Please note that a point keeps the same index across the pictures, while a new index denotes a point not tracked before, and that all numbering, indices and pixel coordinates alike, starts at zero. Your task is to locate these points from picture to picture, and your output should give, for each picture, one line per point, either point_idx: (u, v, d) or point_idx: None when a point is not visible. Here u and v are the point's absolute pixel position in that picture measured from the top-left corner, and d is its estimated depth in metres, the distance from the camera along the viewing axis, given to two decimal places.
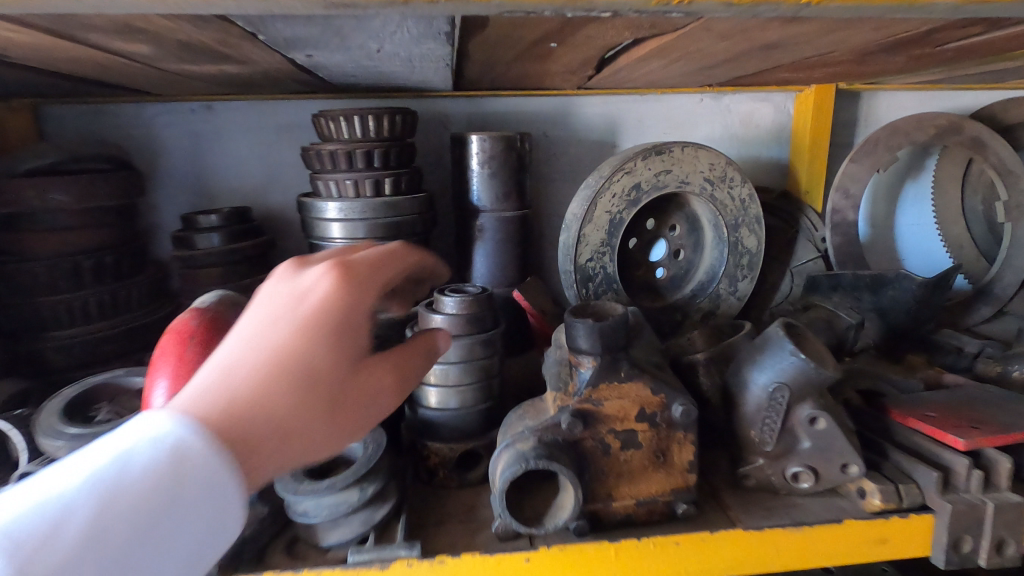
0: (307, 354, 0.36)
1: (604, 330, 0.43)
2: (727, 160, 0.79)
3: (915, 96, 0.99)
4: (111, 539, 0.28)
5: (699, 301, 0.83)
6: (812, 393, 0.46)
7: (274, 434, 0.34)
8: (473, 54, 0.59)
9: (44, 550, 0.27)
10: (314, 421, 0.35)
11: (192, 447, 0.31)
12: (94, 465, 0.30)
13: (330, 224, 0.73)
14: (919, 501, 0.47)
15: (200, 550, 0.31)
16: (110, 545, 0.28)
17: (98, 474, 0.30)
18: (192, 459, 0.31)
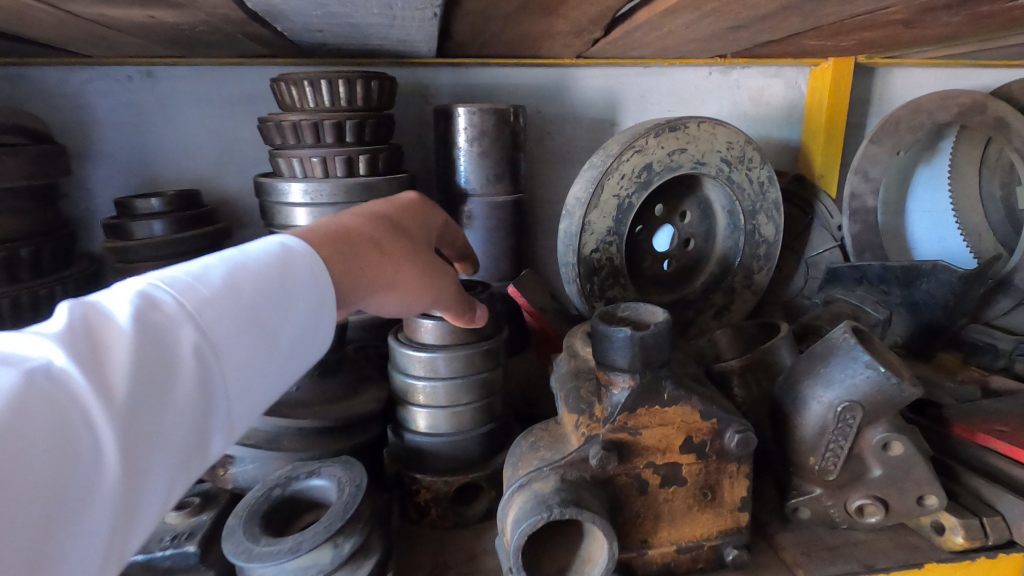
0: (336, 219, 0.37)
1: (647, 342, 0.34)
2: (746, 137, 0.71)
3: (932, 74, 0.93)
4: (240, 301, 0.29)
5: (712, 295, 0.75)
6: (888, 411, 0.38)
7: (370, 259, 0.36)
8: (468, 2, 0.49)
9: (185, 297, 0.28)
10: (400, 262, 0.38)
11: (304, 252, 0.33)
12: (208, 259, 0.31)
13: (295, 209, 0.62)
14: (1007, 536, 0.40)
15: (301, 349, 0.32)
16: (241, 303, 0.29)
17: (221, 262, 0.31)
18: (308, 261, 0.33)
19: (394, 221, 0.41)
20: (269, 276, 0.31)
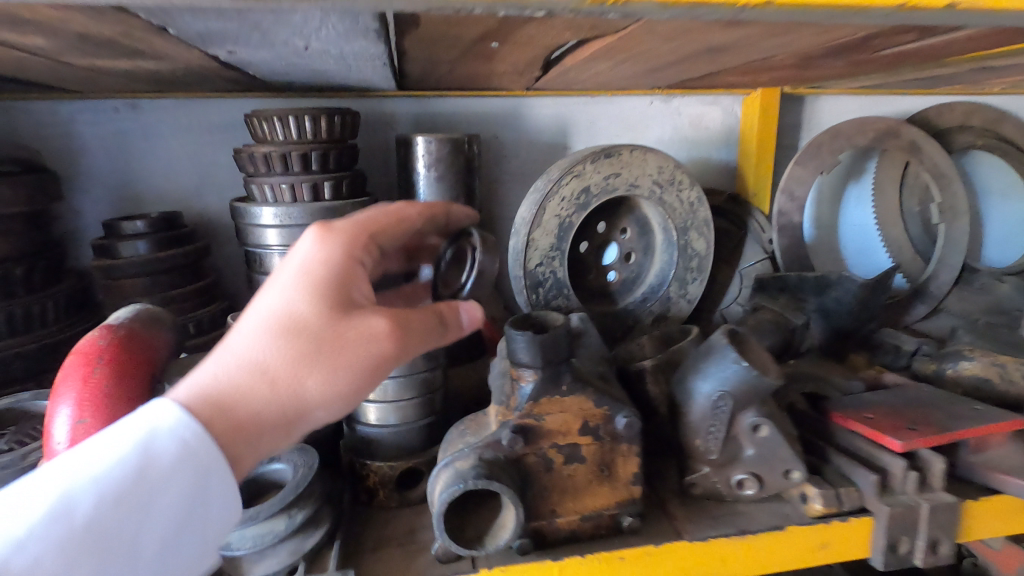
0: (243, 350, 0.39)
1: (543, 341, 0.41)
2: (676, 162, 0.79)
3: (856, 100, 1.02)
4: (114, 522, 0.36)
5: (650, 305, 0.82)
6: (755, 401, 0.46)
7: (262, 393, 0.38)
8: (411, 53, 0.56)
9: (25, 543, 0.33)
10: (303, 372, 0.39)
11: (162, 450, 0.37)
12: (77, 478, 0.36)
13: (267, 230, 0.69)
14: (859, 503, 0.47)
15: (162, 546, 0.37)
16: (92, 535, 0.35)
17: (82, 489, 0.36)
18: (196, 442, 0.38)
19: (293, 322, 0.40)
20: (157, 475, 0.37)
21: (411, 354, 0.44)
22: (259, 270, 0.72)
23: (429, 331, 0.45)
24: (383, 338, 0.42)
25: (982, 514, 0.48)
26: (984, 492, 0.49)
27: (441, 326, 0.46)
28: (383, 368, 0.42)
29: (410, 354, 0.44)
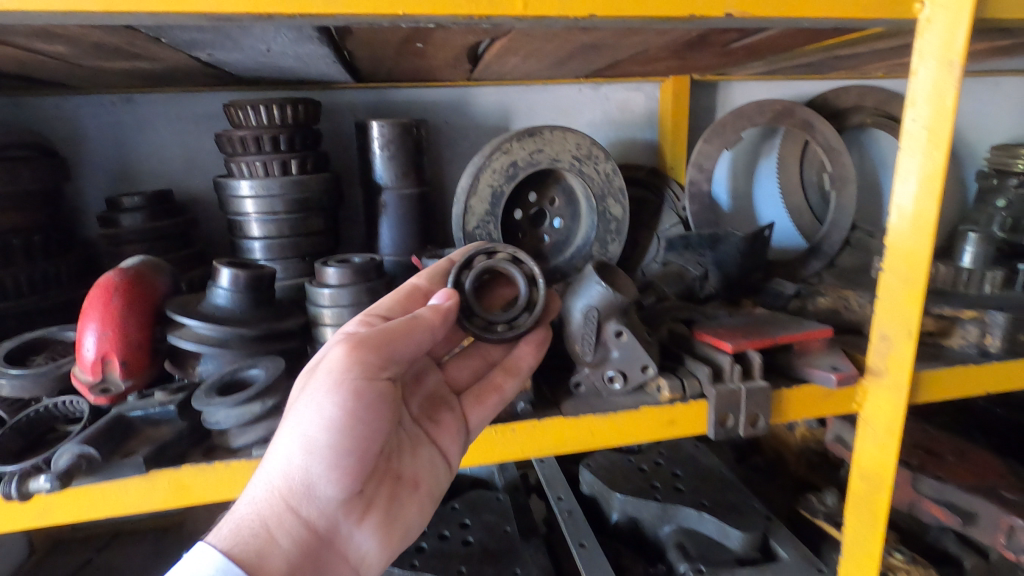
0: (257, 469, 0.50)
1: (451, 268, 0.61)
2: (592, 140, 0.93)
3: (763, 85, 1.16)
4: None
5: (575, 261, 0.97)
6: (616, 313, 0.61)
7: (269, 483, 0.49)
8: (357, 53, 0.70)
9: None
10: (284, 451, 0.49)
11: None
12: None
13: (246, 201, 0.83)
14: (699, 390, 0.63)
15: None
16: None
17: None
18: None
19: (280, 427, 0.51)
20: None
21: (393, 358, 0.52)
22: (240, 235, 0.86)
23: (396, 331, 0.52)
24: (334, 389, 0.49)
25: (794, 398, 0.64)
26: (798, 383, 0.65)
27: (406, 319, 0.53)
28: (355, 422, 0.50)
29: (393, 357, 0.52)
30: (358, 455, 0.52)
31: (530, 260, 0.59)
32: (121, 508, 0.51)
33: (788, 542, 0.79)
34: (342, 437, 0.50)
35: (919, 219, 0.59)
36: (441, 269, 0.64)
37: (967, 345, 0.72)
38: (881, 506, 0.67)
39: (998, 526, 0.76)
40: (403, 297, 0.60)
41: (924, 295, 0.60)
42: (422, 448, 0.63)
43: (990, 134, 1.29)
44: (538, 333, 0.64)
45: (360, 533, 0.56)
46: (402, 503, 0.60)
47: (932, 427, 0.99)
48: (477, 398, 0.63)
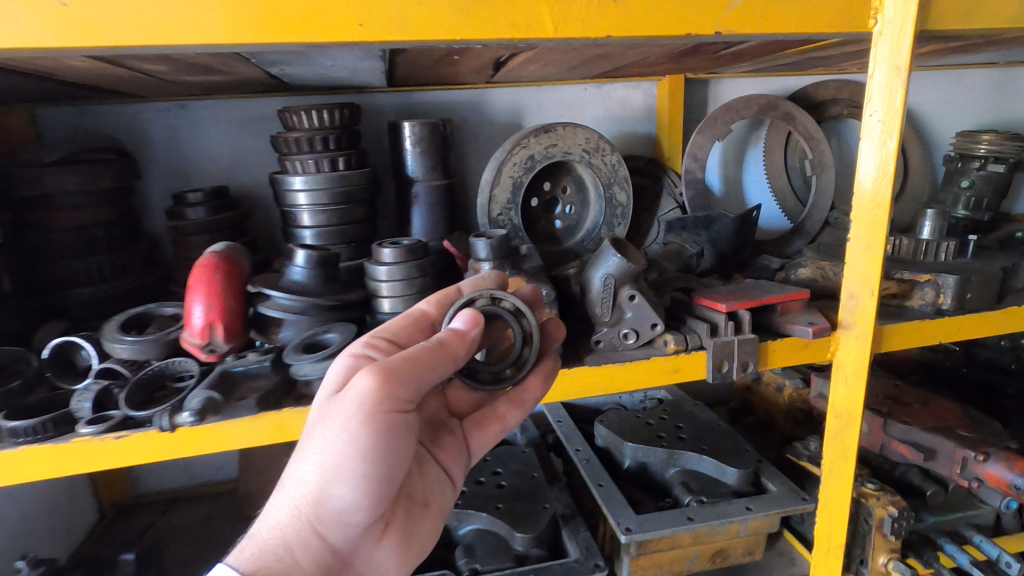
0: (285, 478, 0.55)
1: (494, 245, 0.74)
2: (599, 135, 1.05)
3: (749, 81, 1.29)
4: None
5: (586, 243, 1.10)
6: (628, 280, 0.73)
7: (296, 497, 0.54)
8: (400, 64, 0.81)
9: None
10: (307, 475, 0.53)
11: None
12: None
13: (299, 194, 0.95)
14: (698, 343, 0.75)
15: None
16: None
17: None
18: None
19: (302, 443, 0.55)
20: None
21: (416, 390, 0.54)
22: (292, 224, 0.98)
23: (423, 358, 0.54)
24: (361, 419, 0.51)
25: (778, 348, 0.77)
26: (780, 337, 0.77)
27: (432, 345, 0.55)
28: (374, 451, 0.53)
29: (415, 387, 0.54)
30: (376, 481, 0.55)
31: (511, 296, 0.64)
32: (233, 445, 0.62)
33: (776, 479, 0.93)
34: (368, 462, 0.53)
35: (876, 198, 0.72)
36: (448, 297, 0.69)
37: (925, 304, 0.85)
38: (853, 439, 0.81)
39: (953, 458, 0.89)
40: (410, 321, 0.65)
41: (882, 259, 0.73)
42: (428, 470, 0.70)
43: (954, 120, 1.42)
44: (545, 364, 0.68)
45: (373, 546, 0.62)
46: (414, 519, 0.68)
47: (901, 382, 1.12)
48: (478, 427, 0.75)
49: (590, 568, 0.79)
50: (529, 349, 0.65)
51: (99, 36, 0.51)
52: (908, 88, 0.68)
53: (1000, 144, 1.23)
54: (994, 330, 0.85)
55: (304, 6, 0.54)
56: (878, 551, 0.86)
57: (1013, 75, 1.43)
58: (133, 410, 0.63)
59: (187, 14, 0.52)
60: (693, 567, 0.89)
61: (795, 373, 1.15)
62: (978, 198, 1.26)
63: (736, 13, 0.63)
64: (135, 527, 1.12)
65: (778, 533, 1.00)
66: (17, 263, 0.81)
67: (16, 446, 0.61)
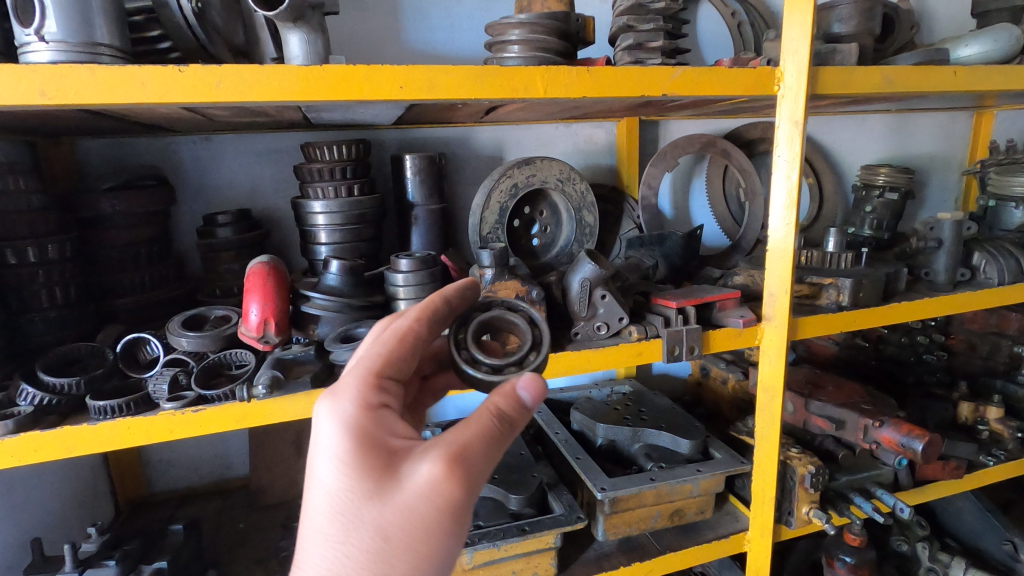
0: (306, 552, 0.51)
1: (495, 254, 0.92)
2: (570, 166, 1.25)
3: (692, 123, 1.53)
4: None
5: (561, 257, 1.29)
6: (600, 283, 0.93)
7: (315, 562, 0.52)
8: (413, 110, 0.99)
9: None
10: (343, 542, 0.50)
11: None
12: None
13: (318, 216, 1.10)
14: (656, 332, 0.95)
15: None
16: None
17: None
18: None
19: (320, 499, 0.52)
20: None
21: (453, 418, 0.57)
22: (311, 242, 1.14)
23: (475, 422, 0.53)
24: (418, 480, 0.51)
25: (717, 335, 0.97)
26: (719, 327, 0.98)
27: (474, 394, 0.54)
28: None
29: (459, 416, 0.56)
30: None
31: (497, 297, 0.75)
32: (291, 415, 0.79)
33: (721, 449, 1.13)
34: None
35: (785, 219, 0.95)
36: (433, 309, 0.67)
37: (830, 302, 1.08)
38: (778, 409, 1.02)
39: (857, 426, 1.12)
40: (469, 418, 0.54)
41: (793, 265, 0.96)
42: None
43: (859, 156, 1.71)
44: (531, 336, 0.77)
45: None
46: None
47: (821, 371, 1.35)
48: None
49: (573, 519, 0.98)
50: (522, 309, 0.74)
51: (203, 96, 0.68)
52: (804, 137, 0.92)
53: (894, 176, 1.50)
54: (883, 322, 1.08)
55: (360, 74, 0.72)
56: (802, 502, 1.07)
57: (905, 119, 1.73)
58: (206, 390, 0.78)
59: (270, 78, 0.69)
60: (656, 524, 1.07)
61: (736, 367, 1.37)
62: (880, 219, 1.51)
63: (678, 81, 0.85)
64: (153, 517, 1.22)
65: (724, 497, 1.20)
66: (77, 275, 0.94)
67: (107, 421, 0.73)
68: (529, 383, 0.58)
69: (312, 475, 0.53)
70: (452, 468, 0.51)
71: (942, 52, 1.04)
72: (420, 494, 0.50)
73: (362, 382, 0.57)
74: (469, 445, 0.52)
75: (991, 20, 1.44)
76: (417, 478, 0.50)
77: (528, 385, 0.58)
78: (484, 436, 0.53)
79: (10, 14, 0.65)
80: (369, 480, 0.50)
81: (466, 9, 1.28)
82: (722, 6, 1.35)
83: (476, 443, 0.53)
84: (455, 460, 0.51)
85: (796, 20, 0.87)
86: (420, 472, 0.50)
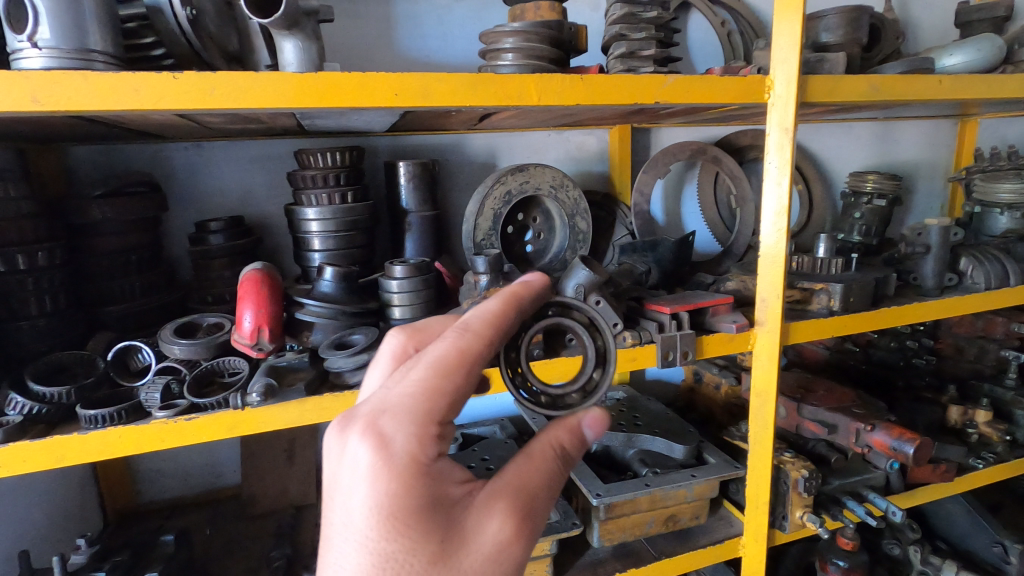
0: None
1: (490, 260, 0.92)
2: (563, 173, 1.26)
3: (683, 130, 1.54)
4: None
5: (554, 264, 1.30)
6: (595, 288, 0.93)
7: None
8: (407, 117, 0.99)
9: None
10: None
11: None
12: None
13: (311, 222, 1.10)
14: (650, 338, 0.96)
15: None
16: None
17: None
18: None
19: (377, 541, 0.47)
20: None
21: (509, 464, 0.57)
22: (305, 249, 1.13)
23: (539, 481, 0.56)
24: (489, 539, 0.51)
25: (711, 341, 0.98)
26: (712, 332, 0.99)
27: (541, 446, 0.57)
28: None
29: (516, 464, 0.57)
30: None
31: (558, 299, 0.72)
32: (284, 423, 0.78)
33: (715, 454, 1.13)
34: None
35: (776, 225, 0.97)
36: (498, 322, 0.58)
37: (821, 307, 1.09)
38: (771, 413, 1.02)
39: (849, 430, 1.13)
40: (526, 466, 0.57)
41: (784, 270, 0.97)
42: None
43: (847, 163, 1.73)
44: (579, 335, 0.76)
45: None
46: None
47: (812, 376, 1.36)
48: None
49: (568, 525, 0.98)
50: (576, 314, 0.73)
51: (197, 102, 0.67)
52: (793, 144, 0.93)
53: (882, 183, 1.52)
54: (874, 327, 1.09)
55: (355, 82, 0.72)
56: (795, 506, 1.08)
57: (892, 127, 1.76)
58: (199, 398, 0.77)
59: (264, 85, 0.69)
60: (651, 530, 1.07)
61: (729, 372, 1.37)
62: (869, 226, 1.52)
63: (670, 88, 0.86)
64: (142, 528, 1.21)
65: (718, 502, 1.21)
66: (68, 282, 0.93)
67: (97, 430, 0.72)
68: (594, 421, 0.63)
69: (347, 523, 0.48)
70: (518, 524, 0.53)
71: (927, 62, 1.06)
72: (488, 557, 0.51)
73: (416, 426, 0.49)
74: (530, 494, 0.55)
75: (973, 30, 1.47)
76: (486, 536, 0.51)
77: (588, 424, 0.62)
78: (545, 485, 0.57)
79: (4, 20, 0.65)
80: (431, 542, 0.48)
81: (459, 17, 1.29)
82: (712, 16, 1.36)
83: (535, 492, 0.56)
84: (524, 512, 0.54)
85: (785, 29, 0.89)
86: (490, 530, 0.51)
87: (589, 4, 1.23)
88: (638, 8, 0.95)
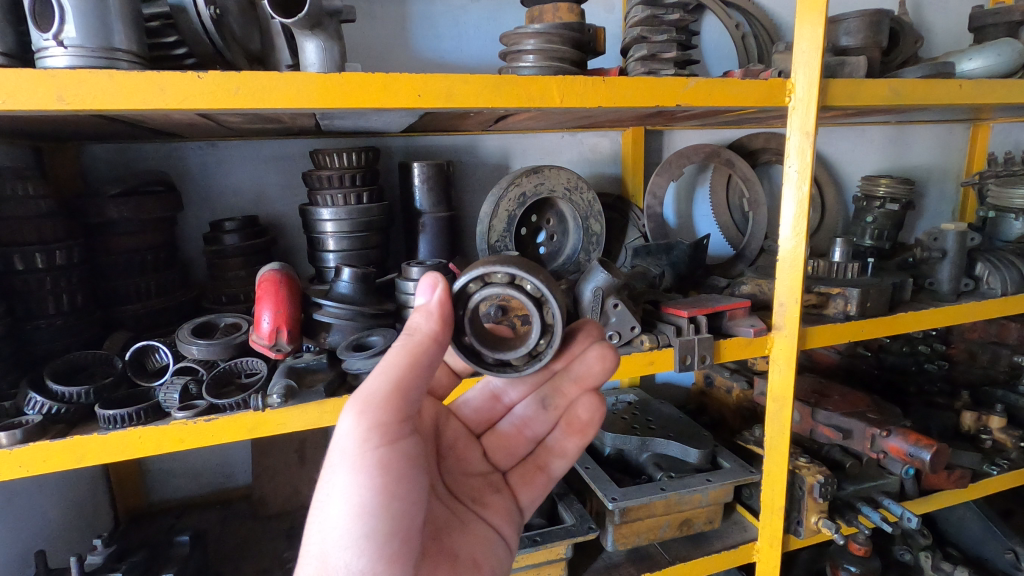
0: None
1: None
2: (578, 175, 1.25)
3: (695, 133, 1.54)
4: None
5: (568, 266, 1.29)
6: (613, 292, 0.92)
7: None
8: (426, 118, 0.99)
9: None
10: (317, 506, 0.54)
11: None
12: None
13: (327, 223, 1.10)
14: (667, 341, 0.95)
15: None
16: None
17: None
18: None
19: None
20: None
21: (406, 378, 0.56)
22: (320, 250, 1.13)
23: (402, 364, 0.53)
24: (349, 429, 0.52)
25: (727, 346, 0.97)
26: (730, 337, 0.99)
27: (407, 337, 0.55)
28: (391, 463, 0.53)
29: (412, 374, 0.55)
30: (395, 519, 0.53)
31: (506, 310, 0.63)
32: (301, 425, 0.78)
33: (729, 458, 1.13)
34: (381, 487, 0.52)
35: (795, 229, 0.96)
36: None
37: (838, 312, 1.09)
38: (787, 418, 1.02)
39: (865, 435, 1.12)
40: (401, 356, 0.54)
41: (803, 274, 0.96)
42: (474, 524, 0.75)
43: (858, 167, 1.73)
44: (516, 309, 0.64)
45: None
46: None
47: (826, 380, 1.35)
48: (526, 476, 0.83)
49: (584, 529, 0.97)
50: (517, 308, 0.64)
51: (221, 102, 0.67)
52: (814, 148, 0.93)
53: (895, 188, 1.51)
54: (890, 332, 1.09)
55: (378, 82, 0.72)
56: (810, 512, 1.07)
57: (905, 131, 1.75)
58: (218, 398, 0.76)
59: (287, 85, 0.69)
60: (665, 534, 1.07)
61: (741, 376, 1.37)
62: (880, 229, 1.52)
63: (691, 91, 0.85)
64: (153, 527, 1.21)
65: (732, 507, 1.20)
66: (85, 281, 0.93)
67: (116, 430, 0.72)
68: (430, 284, 0.55)
69: None
70: (369, 408, 0.52)
71: (948, 66, 1.05)
72: (345, 445, 0.52)
73: None
74: (402, 387, 0.53)
75: (988, 34, 1.46)
76: (345, 432, 0.52)
77: (420, 290, 0.56)
78: (412, 365, 0.53)
79: (29, 18, 0.65)
80: None
81: (473, 18, 1.28)
82: (727, 19, 1.35)
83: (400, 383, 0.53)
84: (360, 406, 0.52)
85: (807, 33, 0.88)
86: (344, 426, 0.52)
87: (605, 6, 1.23)
88: (659, 11, 0.96)
